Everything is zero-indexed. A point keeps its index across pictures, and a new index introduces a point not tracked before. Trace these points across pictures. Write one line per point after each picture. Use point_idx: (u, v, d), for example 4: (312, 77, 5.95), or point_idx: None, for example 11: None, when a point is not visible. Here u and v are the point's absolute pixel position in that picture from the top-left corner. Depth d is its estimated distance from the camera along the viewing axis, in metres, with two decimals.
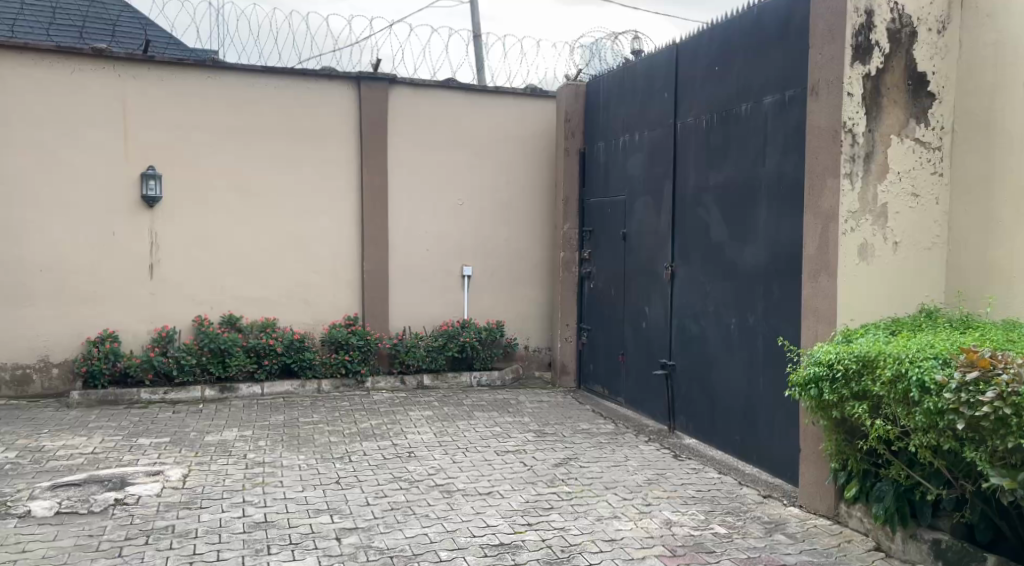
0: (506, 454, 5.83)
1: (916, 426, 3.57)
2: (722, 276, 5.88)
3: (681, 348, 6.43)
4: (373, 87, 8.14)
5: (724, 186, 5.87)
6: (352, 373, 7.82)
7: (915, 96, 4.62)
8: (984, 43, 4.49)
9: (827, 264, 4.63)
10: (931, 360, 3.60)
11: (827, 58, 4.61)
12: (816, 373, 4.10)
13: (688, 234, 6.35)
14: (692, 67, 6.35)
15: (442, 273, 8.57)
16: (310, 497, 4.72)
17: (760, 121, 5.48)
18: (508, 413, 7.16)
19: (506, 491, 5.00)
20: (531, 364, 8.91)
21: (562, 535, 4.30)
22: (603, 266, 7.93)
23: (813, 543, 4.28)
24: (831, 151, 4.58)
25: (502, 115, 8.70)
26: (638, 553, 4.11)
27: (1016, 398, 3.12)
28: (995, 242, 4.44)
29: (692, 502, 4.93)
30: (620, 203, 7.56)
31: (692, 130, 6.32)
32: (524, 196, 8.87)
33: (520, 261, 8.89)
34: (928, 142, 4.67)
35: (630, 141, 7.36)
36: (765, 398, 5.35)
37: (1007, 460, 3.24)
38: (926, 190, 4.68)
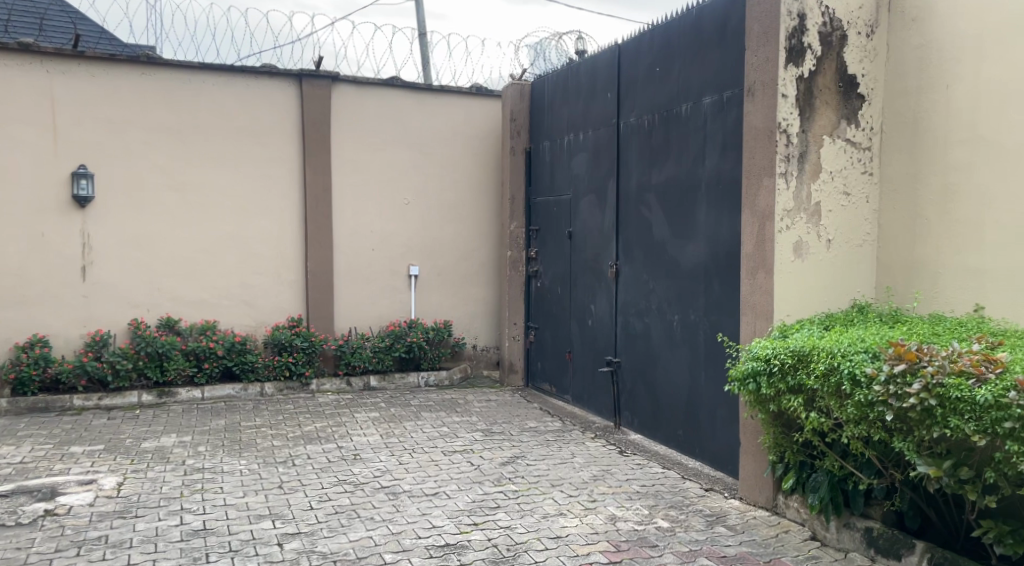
0: (453, 454, 5.82)
1: (848, 418, 3.68)
2: (665, 273, 5.97)
3: (626, 345, 6.51)
4: (315, 85, 8.04)
5: (666, 184, 5.95)
6: (297, 375, 7.72)
7: (846, 97, 4.75)
8: (911, 47, 4.65)
9: (764, 261, 4.74)
10: (862, 353, 3.71)
11: (762, 60, 4.72)
12: (754, 368, 4.20)
13: (632, 232, 6.43)
14: (634, 68, 6.43)
15: (388, 273, 8.52)
16: (251, 503, 4.65)
17: (700, 121, 5.57)
18: (455, 413, 7.15)
19: (452, 491, 4.99)
20: (479, 363, 8.91)
21: (508, 534, 4.31)
22: (549, 265, 7.97)
23: (752, 534, 4.38)
24: (766, 150, 4.69)
25: (447, 114, 8.69)
26: (583, 549, 4.15)
27: (941, 389, 3.24)
28: (922, 239, 4.60)
29: (637, 497, 5.00)
30: (565, 202, 7.62)
31: (635, 130, 6.40)
32: (470, 196, 8.87)
33: (467, 261, 8.89)
34: (859, 142, 4.80)
35: (574, 140, 7.42)
36: (707, 394, 5.46)
37: (933, 449, 3.36)
38: (857, 189, 4.82)
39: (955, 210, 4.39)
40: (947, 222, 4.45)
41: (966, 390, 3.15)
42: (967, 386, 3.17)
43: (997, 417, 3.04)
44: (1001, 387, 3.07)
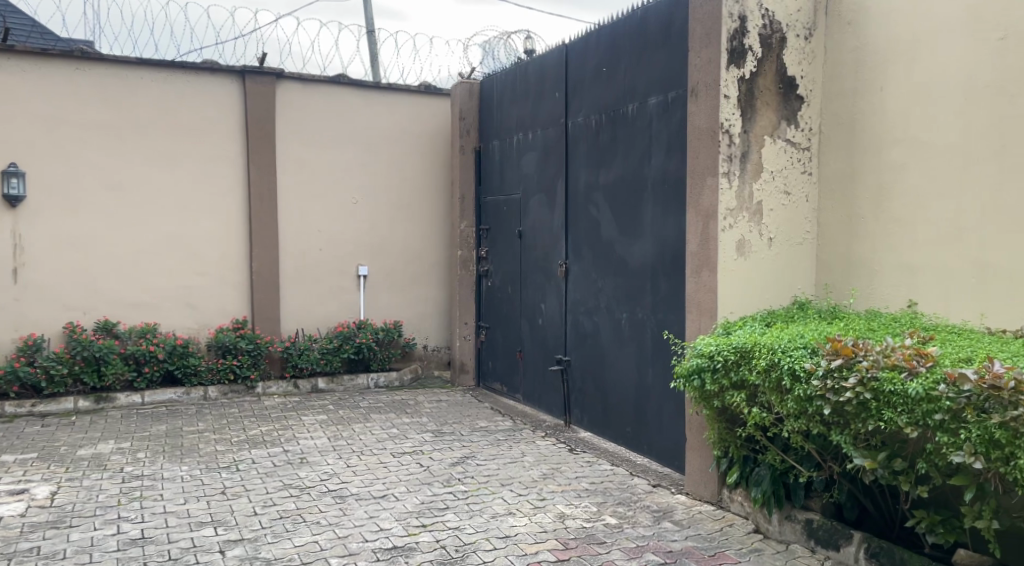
0: (403, 456, 5.78)
1: (788, 412, 3.75)
2: (613, 272, 6.02)
3: (576, 343, 6.55)
4: (259, 82, 7.90)
5: (613, 184, 6.00)
6: (242, 378, 7.58)
7: (786, 98, 4.85)
8: (847, 50, 4.77)
9: (708, 260, 4.81)
10: (801, 349, 3.79)
11: (704, 60, 4.79)
12: (698, 364, 4.26)
13: (580, 231, 6.46)
14: (581, 67, 6.47)
15: (336, 273, 8.42)
16: (192, 510, 4.55)
17: (646, 121, 5.63)
18: (405, 414, 7.11)
19: (401, 493, 4.96)
20: (430, 363, 8.88)
21: (456, 535, 4.30)
22: (499, 264, 7.98)
23: (698, 528, 4.45)
24: (709, 150, 4.77)
25: (395, 113, 8.63)
26: (531, 548, 4.16)
27: (876, 383, 3.32)
28: (857, 238, 4.71)
29: (585, 494, 5.03)
30: (515, 201, 7.62)
31: (582, 130, 6.44)
32: (420, 195, 8.82)
33: (417, 260, 8.84)
34: (798, 143, 4.91)
35: (523, 140, 7.43)
36: (654, 391, 5.52)
37: (868, 442, 3.45)
38: (797, 189, 4.93)
39: (889, 209, 4.52)
40: (882, 220, 4.56)
41: (899, 384, 3.23)
42: (899, 379, 3.24)
43: (928, 409, 3.10)
44: (932, 380, 3.13)
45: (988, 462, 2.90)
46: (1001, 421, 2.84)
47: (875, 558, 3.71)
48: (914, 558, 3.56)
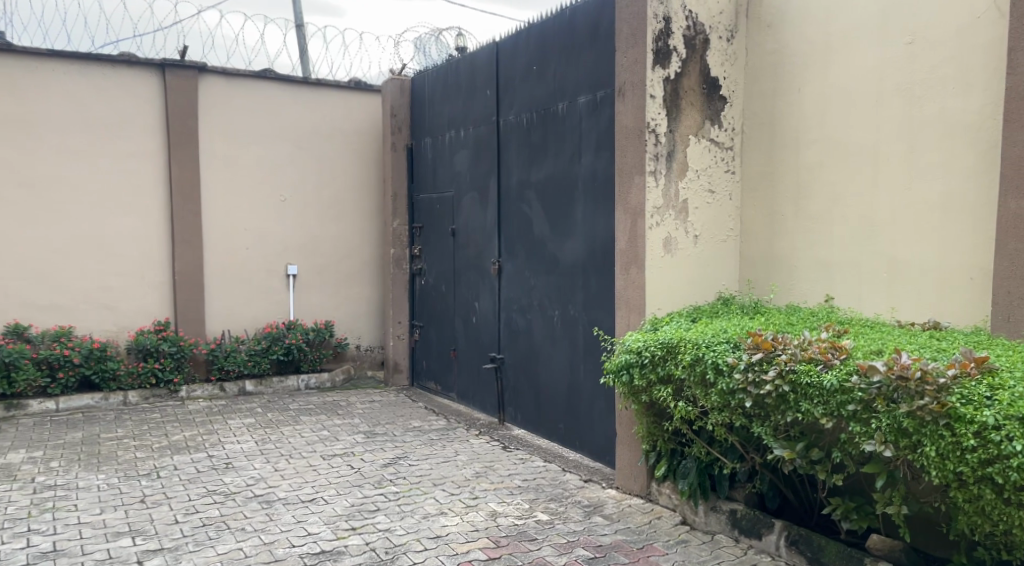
0: (333, 458, 5.69)
1: (713, 406, 3.83)
2: (545, 270, 6.05)
3: (509, 341, 6.57)
4: (181, 76, 7.67)
5: (544, 182, 6.04)
6: (164, 381, 7.36)
7: (710, 99, 4.95)
8: (767, 52, 4.90)
9: (636, 257, 4.88)
10: (725, 344, 3.88)
11: (631, 60, 4.85)
12: (627, 360, 4.31)
13: (513, 229, 6.48)
14: (512, 65, 6.48)
15: (264, 273, 8.24)
16: (109, 520, 4.39)
17: (575, 120, 5.68)
18: (336, 415, 7.00)
19: (330, 496, 4.88)
20: (363, 363, 8.77)
21: (387, 537, 4.26)
22: (432, 263, 7.94)
23: (627, 522, 4.51)
24: (636, 149, 4.83)
25: (324, 110, 8.49)
26: (462, 547, 4.14)
27: (794, 375, 3.41)
28: (778, 235, 4.85)
29: (518, 491, 5.05)
30: (447, 199, 7.59)
31: (514, 128, 6.45)
32: (350, 193, 8.70)
33: (348, 259, 8.71)
34: (722, 142, 5.02)
35: (455, 137, 7.40)
36: (586, 387, 5.58)
37: (788, 433, 3.56)
38: (721, 187, 5.03)
39: (808, 207, 4.66)
40: (801, 217, 4.71)
41: (815, 375, 3.33)
42: (816, 371, 3.35)
43: (842, 400, 3.20)
44: (845, 372, 3.23)
45: (897, 450, 3.01)
46: (908, 410, 2.94)
47: (795, 546, 3.83)
48: (832, 545, 3.69)
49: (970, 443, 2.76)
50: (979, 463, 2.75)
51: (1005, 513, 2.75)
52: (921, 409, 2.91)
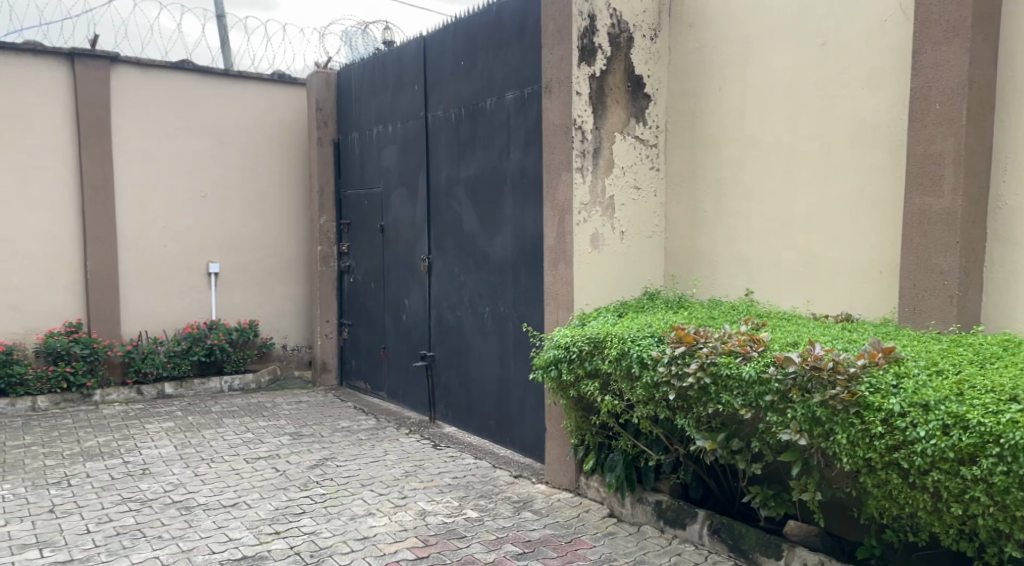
0: (257, 461, 5.55)
1: (638, 399, 3.89)
2: (474, 267, 6.03)
3: (440, 338, 6.53)
4: (92, 66, 7.36)
5: (473, 178, 6.02)
6: (77, 385, 7.06)
7: (634, 97, 5.01)
8: (689, 51, 4.99)
9: (564, 253, 4.92)
10: (649, 338, 3.94)
11: (557, 57, 4.87)
12: (555, 356, 4.33)
13: (442, 225, 6.44)
14: (439, 61, 6.43)
15: (184, 271, 7.97)
16: (14, 532, 4.18)
17: (503, 115, 5.67)
18: (261, 417, 6.84)
19: (253, 500, 4.76)
20: (290, 364, 8.59)
21: (312, 540, 4.18)
22: (361, 261, 7.83)
23: (556, 516, 4.53)
24: (563, 145, 4.86)
25: (246, 104, 8.27)
26: (389, 548, 4.10)
27: (714, 367, 3.49)
28: (700, 231, 4.95)
29: (448, 489, 5.02)
30: (376, 195, 7.49)
31: (442, 124, 6.40)
32: (275, 190, 8.50)
33: (273, 256, 8.52)
34: (646, 140, 5.09)
35: (383, 132, 7.31)
36: (516, 383, 5.60)
37: (710, 424, 3.63)
38: (646, 184, 5.10)
39: (729, 203, 4.77)
40: (722, 214, 4.81)
41: (734, 367, 3.41)
42: (735, 363, 3.43)
43: (760, 391, 3.28)
44: (763, 363, 3.32)
45: (812, 438, 3.11)
46: (822, 399, 3.04)
47: (717, 534, 3.91)
48: (752, 532, 3.79)
49: (878, 429, 2.86)
50: (886, 449, 2.85)
51: (911, 496, 2.85)
52: (834, 398, 3.01)
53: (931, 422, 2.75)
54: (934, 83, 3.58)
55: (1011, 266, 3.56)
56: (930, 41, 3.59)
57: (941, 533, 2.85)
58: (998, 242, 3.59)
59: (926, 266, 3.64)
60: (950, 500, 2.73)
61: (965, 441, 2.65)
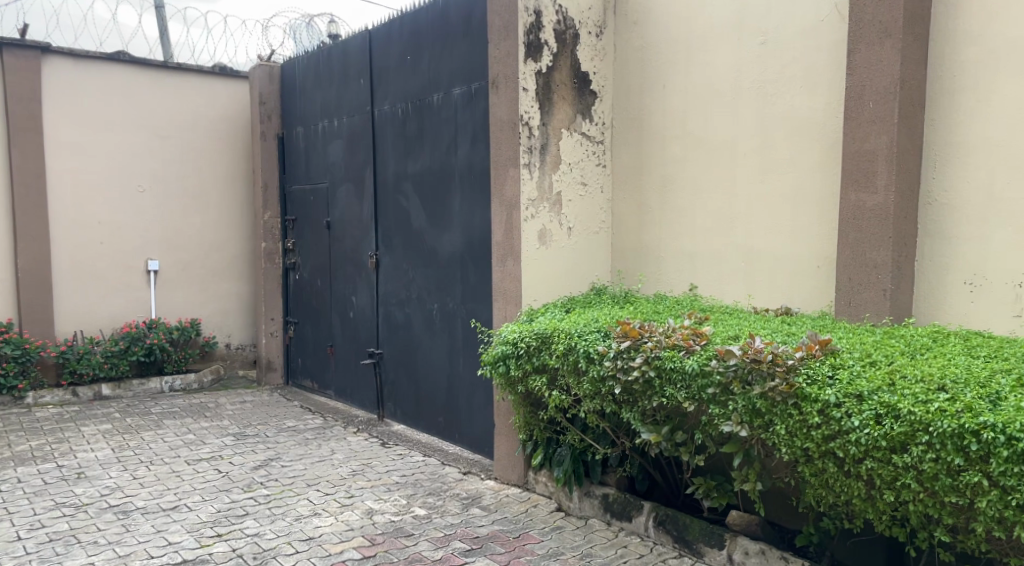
0: (199, 463, 5.43)
1: (585, 393, 3.91)
2: (422, 263, 5.99)
3: (387, 335, 6.48)
4: (22, 57, 7.09)
5: (421, 174, 5.98)
6: (8, 388, 6.82)
7: (580, 93, 5.04)
8: (634, 48, 5.03)
9: (512, 249, 4.92)
10: (596, 333, 3.97)
11: (503, 53, 4.86)
12: (503, 351, 4.33)
13: (389, 221, 6.38)
14: (385, 54, 6.36)
15: (121, 269, 7.75)
16: None
17: (450, 111, 5.65)
18: (203, 418, 6.69)
19: (194, 503, 4.65)
20: (234, 363, 8.43)
21: (255, 542, 4.10)
22: (307, 258, 7.72)
23: (504, 512, 4.54)
24: (510, 141, 4.86)
25: (186, 97, 8.08)
26: (335, 548, 4.05)
27: (658, 361, 3.53)
28: (646, 227, 5.00)
29: (396, 487, 4.98)
30: (321, 190, 7.39)
31: (388, 118, 6.34)
32: (217, 185, 8.32)
33: (216, 253, 8.34)
34: (593, 136, 5.12)
35: (328, 127, 7.21)
36: (464, 380, 5.59)
37: (654, 417, 3.68)
38: (592, 180, 5.14)
39: (673, 199, 4.83)
40: (667, 210, 4.87)
41: (678, 360, 3.46)
42: (678, 356, 3.48)
43: (703, 383, 3.33)
44: (705, 356, 3.37)
45: (752, 429, 3.17)
46: (761, 391, 3.10)
47: (662, 526, 3.97)
48: (695, 523, 3.86)
49: (815, 420, 2.93)
50: (823, 438, 2.93)
51: (846, 484, 2.93)
52: (773, 390, 3.07)
53: (865, 412, 2.83)
54: (868, 82, 3.68)
55: (941, 260, 3.68)
56: (864, 41, 3.68)
57: (874, 519, 2.94)
58: (928, 237, 3.71)
59: (860, 260, 3.74)
60: (883, 488, 2.82)
61: (896, 430, 2.72)
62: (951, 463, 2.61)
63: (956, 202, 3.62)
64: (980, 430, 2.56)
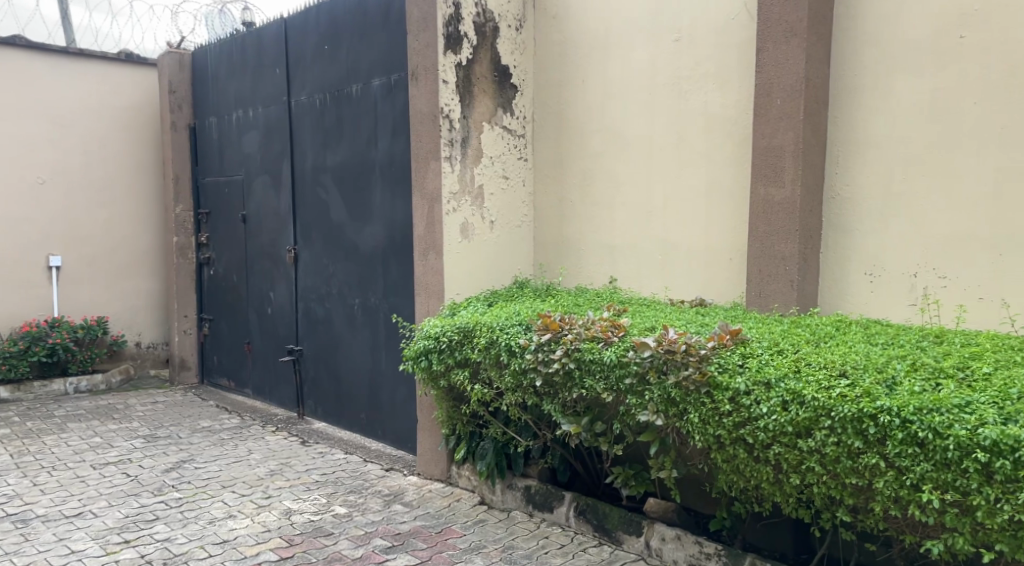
0: (105, 467, 5.20)
1: (506, 386, 3.92)
2: (343, 257, 5.89)
3: (307, 331, 6.35)
4: None
5: (340, 166, 5.87)
6: None
7: (501, 87, 5.03)
8: (553, 43, 5.06)
9: (433, 243, 4.89)
10: (517, 326, 3.98)
11: (422, 44, 4.81)
12: (425, 346, 4.31)
13: (308, 214, 6.24)
14: (302, 43, 6.22)
15: (20, 266, 7.35)
16: None
17: (370, 102, 5.56)
18: (110, 420, 6.42)
19: (100, 509, 4.46)
20: (144, 362, 8.14)
21: (166, 547, 3.97)
22: (221, 253, 7.49)
23: (427, 507, 4.51)
24: (430, 134, 4.82)
25: (89, 85, 7.72)
26: (251, 550, 3.95)
27: (578, 353, 3.57)
28: (567, 221, 5.05)
29: (316, 486, 4.89)
30: (236, 183, 7.18)
31: (306, 109, 6.20)
32: (124, 178, 7.98)
33: (124, 249, 8.01)
34: (514, 130, 5.12)
35: (242, 117, 7.01)
36: (387, 375, 5.53)
37: (574, 408, 3.71)
38: (514, 173, 5.15)
39: (593, 193, 4.88)
40: (587, 203, 4.92)
41: (597, 352, 3.51)
42: (597, 348, 3.52)
43: (620, 374, 3.39)
44: (623, 348, 3.43)
45: (667, 418, 3.25)
46: (676, 381, 3.17)
47: (583, 515, 4.02)
48: (615, 511, 3.92)
49: (726, 407, 3.02)
50: (733, 425, 3.02)
51: (756, 470, 3.03)
52: (686, 379, 3.14)
53: (772, 399, 2.92)
54: (776, 80, 3.80)
55: (844, 253, 3.83)
56: (771, 40, 3.80)
57: (782, 502, 3.04)
58: (832, 230, 3.86)
59: (769, 253, 3.86)
60: (789, 471, 2.92)
61: (801, 415, 2.83)
62: (852, 446, 2.73)
63: (856, 196, 3.78)
64: (878, 414, 2.67)
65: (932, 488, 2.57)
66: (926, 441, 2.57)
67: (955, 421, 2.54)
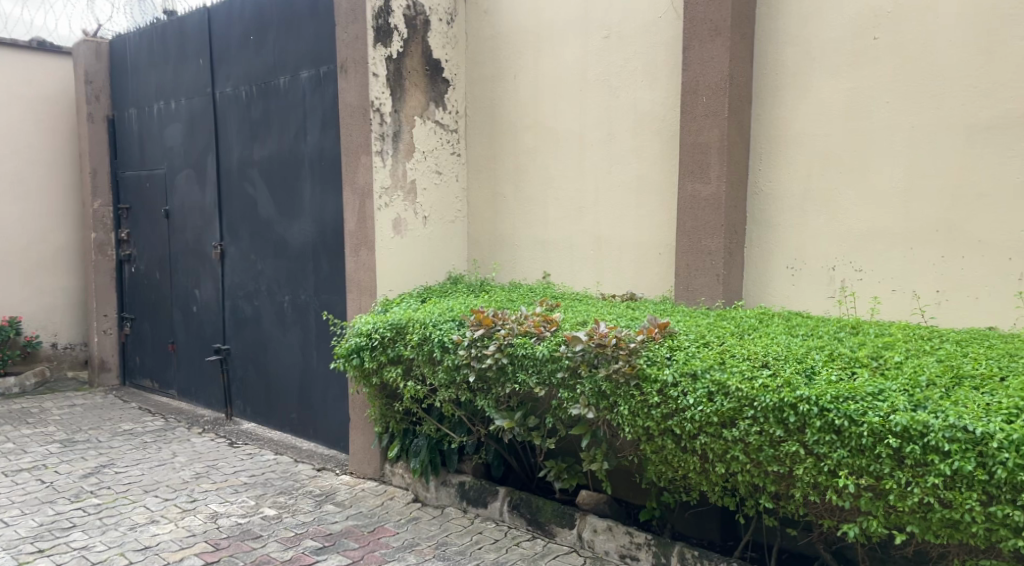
0: (18, 474, 4.97)
1: (440, 382, 3.90)
2: (271, 254, 5.76)
3: (234, 329, 6.19)
4: None
5: (267, 160, 5.74)
6: None
7: (432, 81, 5.00)
8: (484, 38, 5.04)
9: (365, 239, 4.82)
10: (450, 322, 3.96)
11: (352, 36, 4.73)
12: (358, 343, 4.25)
13: (234, 209, 6.09)
14: (226, 33, 6.05)
15: None
16: None
17: (298, 95, 5.45)
18: (24, 425, 6.14)
19: (12, 518, 4.26)
20: (62, 364, 7.84)
21: (83, 556, 3.82)
22: (143, 249, 7.24)
23: (359, 507, 4.45)
24: (360, 128, 4.75)
25: None
26: (174, 556, 3.83)
27: (511, 348, 3.58)
28: (499, 216, 5.05)
29: (243, 488, 4.77)
30: (158, 177, 6.94)
31: (231, 101, 6.04)
32: (39, 172, 7.63)
33: (39, 245, 7.66)
34: (446, 125, 5.10)
35: (164, 109, 6.78)
36: (318, 372, 5.43)
37: (508, 403, 3.72)
38: (447, 169, 5.12)
39: (526, 189, 4.89)
40: (520, 198, 4.93)
41: (530, 347, 3.52)
42: (530, 343, 3.54)
43: (553, 368, 3.41)
44: (555, 342, 3.46)
45: (598, 411, 3.28)
46: (606, 373, 3.21)
47: (516, 510, 4.04)
48: (548, 505, 3.94)
49: (655, 399, 3.07)
50: (662, 416, 3.07)
51: (683, 460, 3.08)
52: (616, 372, 3.19)
53: (698, 390, 2.98)
54: (702, 77, 3.87)
55: (768, 247, 3.93)
56: (696, 39, 3.87)
57: (708, 491, 3.11)
58: (755, 225, 3.96)
59: (696, 248, 3.95)
60: (715, 461, 2.99)
61: (726, 406, 2.90)
62: (773, 435, 2.81)
63: (778, 192, 3.89)
64: (798, 403, 2.75)
65: (848, 473, 2.66)
66: (843, 428, 2.66)
67: (869, 409, 2.63)
